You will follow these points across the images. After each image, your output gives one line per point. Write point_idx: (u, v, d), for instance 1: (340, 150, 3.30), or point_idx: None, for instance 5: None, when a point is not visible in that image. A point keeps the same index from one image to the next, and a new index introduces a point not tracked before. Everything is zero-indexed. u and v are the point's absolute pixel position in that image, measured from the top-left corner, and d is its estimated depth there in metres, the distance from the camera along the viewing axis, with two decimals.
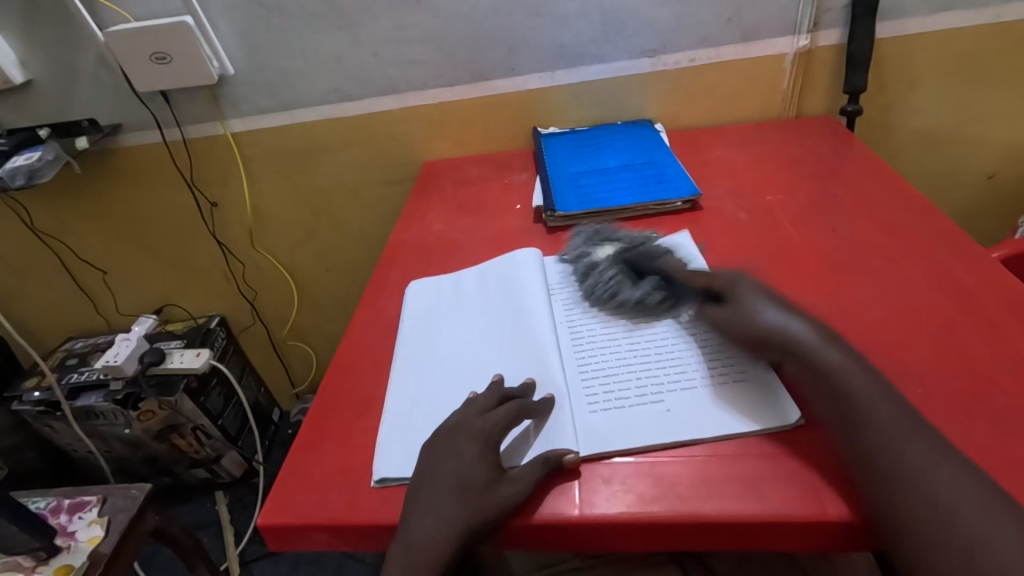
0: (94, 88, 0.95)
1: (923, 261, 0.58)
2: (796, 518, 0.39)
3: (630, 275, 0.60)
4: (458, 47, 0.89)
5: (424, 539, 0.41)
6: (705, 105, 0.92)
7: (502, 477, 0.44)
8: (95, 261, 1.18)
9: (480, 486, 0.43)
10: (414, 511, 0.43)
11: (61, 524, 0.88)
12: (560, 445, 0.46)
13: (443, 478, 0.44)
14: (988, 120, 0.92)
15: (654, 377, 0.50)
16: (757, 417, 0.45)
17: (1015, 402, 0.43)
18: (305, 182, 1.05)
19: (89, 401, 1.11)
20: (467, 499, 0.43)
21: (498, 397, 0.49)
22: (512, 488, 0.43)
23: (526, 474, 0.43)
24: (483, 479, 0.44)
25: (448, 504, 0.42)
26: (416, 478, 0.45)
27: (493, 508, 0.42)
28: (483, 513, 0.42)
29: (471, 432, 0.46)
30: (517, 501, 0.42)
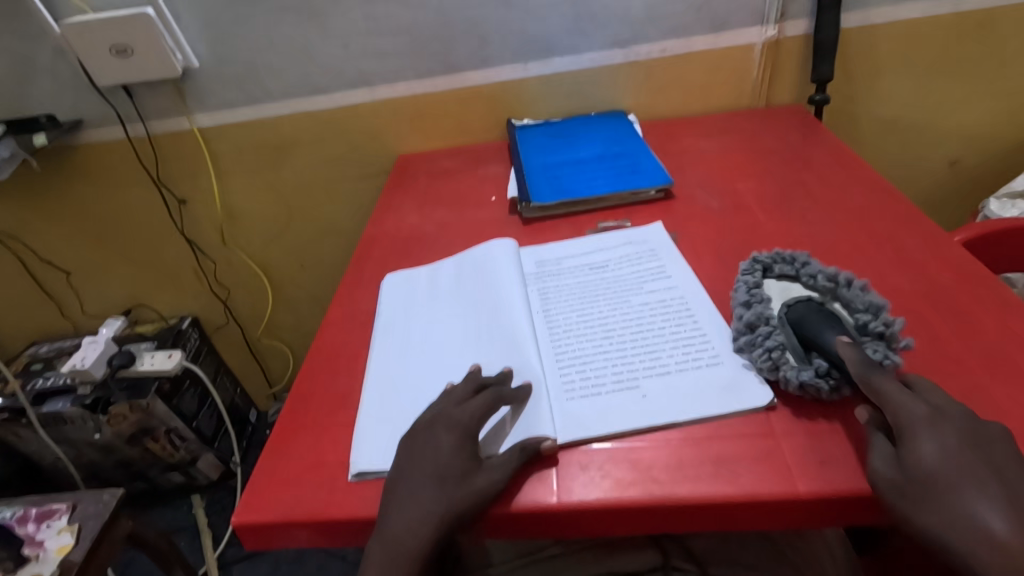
0: (51, 82, 0.91)
1: (889, 244, 0.59)
2: (768, 497, 0.40)
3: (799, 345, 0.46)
4: (429, 38, 0.88)
5: (402, 532, 0.41)
6: (677, 95, 0.93)
7: (481, 467, 0.44)
8: (58, 262, 1.14)
9: (458, 476, 0.43)
10: (393, 505, 0.43)
11: (28, 533, 0.86)
12: (538, 432, 0.46)
13: (422, 470, 0.44)
14: (949, 109, 0.95)
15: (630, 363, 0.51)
16: (728, 399, 0.46)
17: (977, 378, 0.45)
18: (277, 178, 1.04)
19: (56, 406, 1.08)
20: (445, 491, 0.42)
21: (475, 386, 0.49)
22: (490, 477, 0.43)
23: (503, 463, 0.43)
24: (462, 470, 0.43)
25: (427, 496, 0.42)
26: (394, 471, 0.45)
27: (471, 498, 0.42)
28: (462, 503, 0.42)
29: (449, 424, 0.46)
30: (494, 491, 0.42)
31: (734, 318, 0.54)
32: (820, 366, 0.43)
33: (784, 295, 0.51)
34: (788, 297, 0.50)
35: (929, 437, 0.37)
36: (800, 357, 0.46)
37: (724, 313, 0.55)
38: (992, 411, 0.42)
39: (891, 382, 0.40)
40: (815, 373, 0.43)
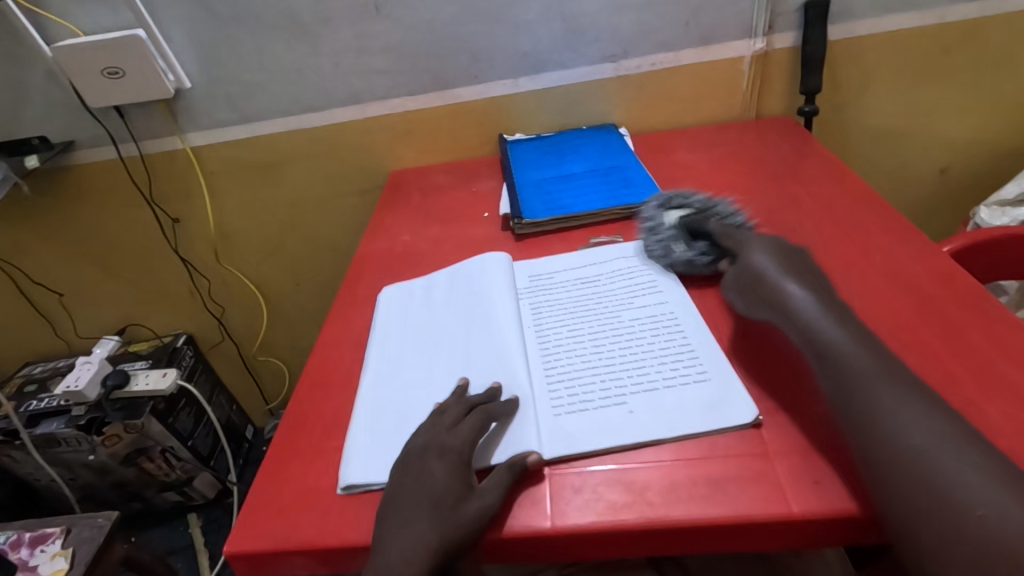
0: (43, 106, 0.92)
1: (879, 257, 0.60)
2: (731, 519, 0.40)
3: (683, 236, 0.63)
4: (420, 56, 0.89)
5: (396, 560, 0.41)
6: (667, 108, 0.93)
7: (471, 492, 0.43)
8: (51, 283, 1.14)
9: (449, 504, 0.43)
10: (387, 531, 0.42)
11: (22, 559, 0.85)
12: (524, 448, 0.46)
13: (412, 497, 0.43)
14: (938, 118, 0.96)
15: (614, 379, 0.51)
16: (703, 420, 0.46)
17: (968, 395, 0.44)
18: (269, 195, 1.04)
19: (49, 428, 1.07)
20: (437, 519, 0.42)
21: (464, 407, 0.48)
22: (480, 502, 0.42)
23: (492, 486, 0.43)
24: (454, 496, 0.43)
25: (420, 523, 0.42)
26: (389, 497, 0.44)
27: (463, 524, 0.41)
28: (455, 532, 0.41)
29: (438, 450, 0.46)
30: (487, 517, 0.42)
31: (725, 336, 0.54)
32: (701, 248, 0.60)
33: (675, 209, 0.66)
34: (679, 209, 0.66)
35: (757, 253, 0.53)
36: (685, 242, 0.62)
37: (714, 330, 0.55)
38: (984, 427, 0.42)
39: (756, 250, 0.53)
40: (694, 252, 0.60)
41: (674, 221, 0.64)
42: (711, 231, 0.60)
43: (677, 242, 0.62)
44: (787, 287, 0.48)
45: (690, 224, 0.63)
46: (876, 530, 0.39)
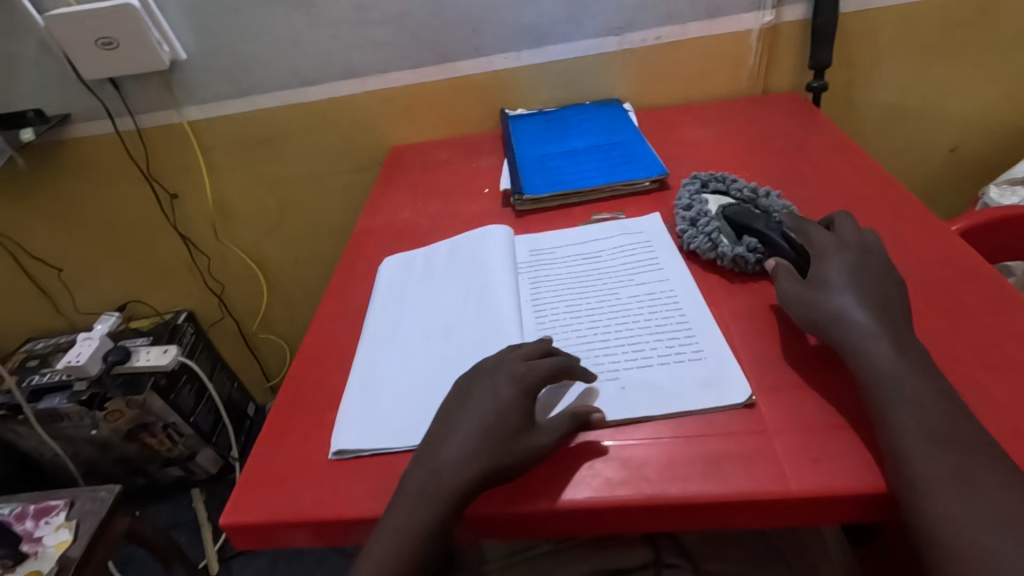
0: (37, 77, 0.90)
1: (886, 235, 0.58)
2: (728, 497, 0.39)
3: (731, 230, 0.59)
4: (420, 28, 0.87)
5: (441, 471, 0.41)
6: (672, 83, 0.91)
7: (532, 426, 0.44)
8: (51, 259, 1.13)
9: (510, 430, 0.43)
10: (438, 445, 0.43)
11: (27, 530, 0.86)
12: None
13: (474, 415, 0.44)
14: (950, 95, 0.94)
15: (607, 355, 0.50)
16: (697, 397, 0.45)
17: (972, 373, 0.44)
18: (267, 171, 1.02)
19: (52, 402, 1.08)
20: (493, 439, 0.42)
21: (544, 349, 0.48)
22: (540, 438, 0.43)
23: (554, 428, 0.43)
24: (514, 425, 0.43)
25: (473, 443, 0.42)
26: (451, 412, 0.45)
27: (518, 455, 0.42)
28: (508, 458, 0.42)
29: (513, 373, 0.46)
30: (538, 455, 0.42)
31: (724, 314, 0.53)
32: (749, 244, 0.56)
33: (719, 202, 0.64)
34: (724, 201, 0.63)
35: (831, 265, 0.48)
36: (732, 237, 0.58)
37: (714, 308, 0.54)
38: (986, 406, 0.42)
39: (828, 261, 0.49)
40: (745, 248, 0.56)
41: (719, 213, 0.61)
42: (762, 226, 0.56)
43: (725, 234, 0.58)
44: (851, 301, 0.45)
45: (737, 218, 0.59)
46: (871, 508, 0.39)
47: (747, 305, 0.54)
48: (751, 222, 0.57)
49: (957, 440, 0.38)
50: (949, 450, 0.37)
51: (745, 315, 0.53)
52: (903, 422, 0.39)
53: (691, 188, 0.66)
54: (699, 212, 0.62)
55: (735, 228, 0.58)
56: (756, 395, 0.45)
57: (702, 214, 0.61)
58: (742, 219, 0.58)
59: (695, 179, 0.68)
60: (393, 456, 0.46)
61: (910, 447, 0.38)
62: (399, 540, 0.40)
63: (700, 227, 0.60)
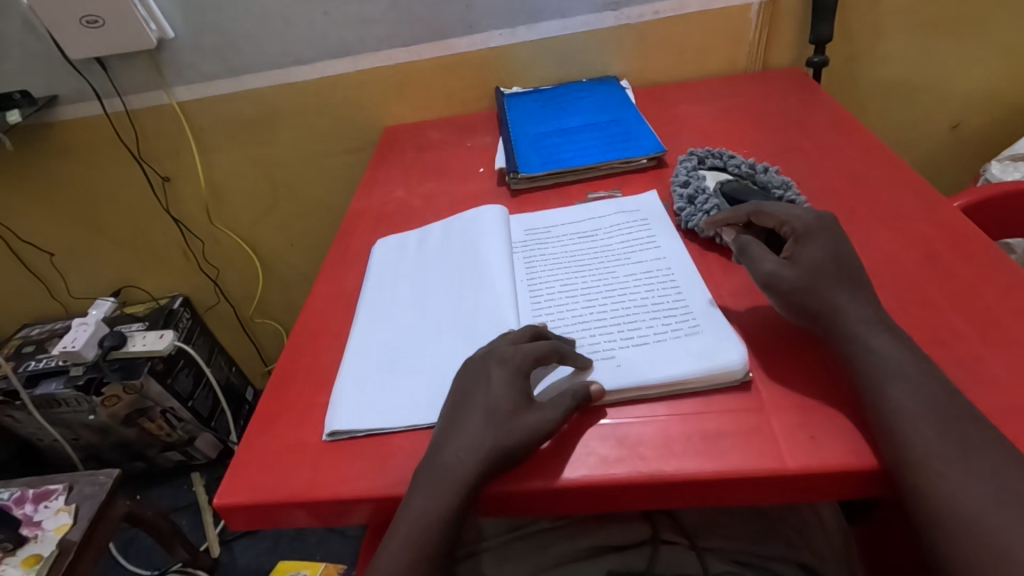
0: (22, 57, 0.88)
1: (886, 211, 0.58)
2: (724, 475, 0.39)
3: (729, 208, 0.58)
4: (413, 4, 0.85)
5: (448, 462, 0.41)
6: (670, 60, 0.90)
7: (530, 405, 0.43)
8: (43, 244, 1.12)
9: (508, 412, 0.43)
10: (444, 437, 0.43)
11: (27, 514, 0.86)
12: None
13: (471, 407, 0.44)
14: (953, 70, 0.92)
15: (603, 333, 0.50)
16: (694, 375, 0.45)
17: (971, 349, 0.44)
18: (260, 153, 1.01)
19: (49, 388, 1.07)
20: (492, 425, 0.42)
21: (532, 332, 0.48)
22: (541, 414, 0.42)
23: (553, 402, 0.43)
24: (512, 406, 0.43)
25: (477, 429, 0.42)
26: (452, 405, 0.45)
27: (520, 435, 0.42)
28: (512, 439, 0.41)
29: (502, 359, 0.46)
30: (545, 431, 0.42)
31: (722, 293, 0.52)
32: None
33: (717, 178, 0.63)
34: (722, 177, 0.63)
35: (813, 245, 0.47)
36: None
37: (711, 285, 0.53)
38: (986, 382, 0.41)
39: (806, 243, 0.47)
40: None
41: (717, 189, 0.60)
42: None
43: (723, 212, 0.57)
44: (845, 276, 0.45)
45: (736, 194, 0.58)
46: (871, 483, 0.39)
47: (744, 282, 0.53)
48: None
49: (956, 415, 0.37)
50: (947, 426, 0.37)
51: (743, 292, 0.52)
52: (902, 398, 0.38)
53: (688, 164, 0.65)
54: (698, 188, 0.61)
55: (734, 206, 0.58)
56: (754, 372, 0.45)
57: (700, 190, 0.60)
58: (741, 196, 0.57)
59: (693, 154, 0.67)
60: (388, 436, 0.46)
61: (908, 422, 0.37)
62: (416, 532, 0.40)
63: (697, 204, 0.59)
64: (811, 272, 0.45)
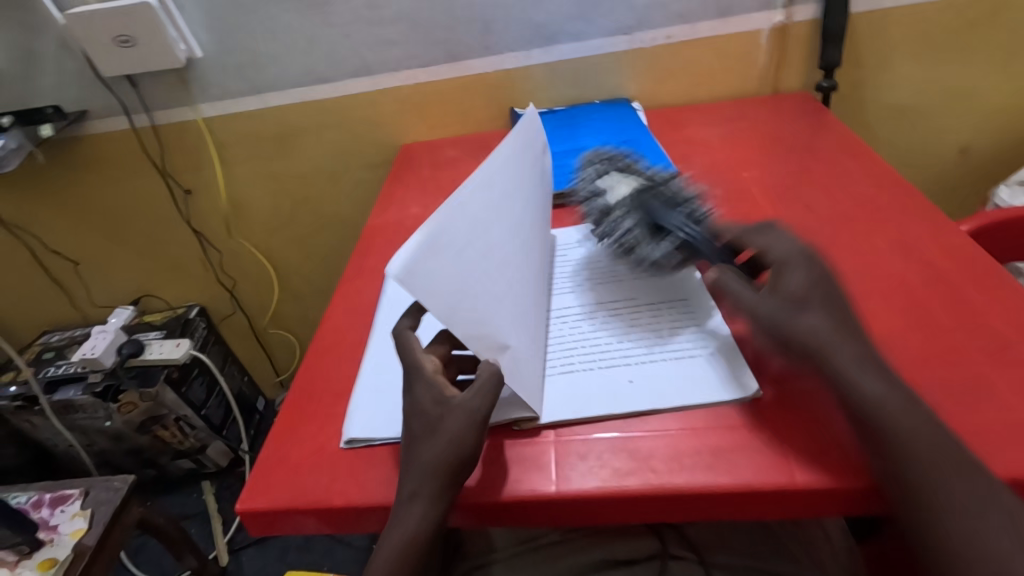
0: (56, 74, 0.92)
1: (894, 233, 0.59)
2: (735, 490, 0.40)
3: (649, 231, 0.57)
4: (432, 27, 0.88)
5: (409, 484, 0.42)
6: (681, 83, 0.92)
7: (448, 408, 0.43)
8: (67, 252, 1.15)
9: (432, 423, 0.43)
10: (411, 464, 0.42)
11: (43, 518, 0.88)
12: (519, 408, 0.47)
13: (409, 427, 0.44)
14: (960, 95, 0.93)
15: (608, 349, 0.51)
16: (702, 391, 0.46)
17: (979, 370, 0.44)
18: (280, 168, 1.04)
19: (68, 394, 1.10)
20: (427, 441, 0.43)
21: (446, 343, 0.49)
22: (456, 413, 0.43)
23: (474, 398, 0.43)
24: (436, 416, 0.43)
25: (421, 446, 0.43)
26: (407, 440, 0.44)
27: (450, 441, 0.42)
28: (445, 449, 0.42)
29: (414, 378, 0.46)
30: (468, 424, 0.42)
31: None
32: (668, 243, 0.55)
33: (615, 197, 0.63)
34: (621, 196, 0.62)
35: (795, 274, 0.47)
36: (650, 238, 0.57)
37: None
38: (994, 402, 0.42)
39: (795, 273, 0.47)
40: (663, 249, 0.55)
41: (625, 211, 0.60)
42: (675, 227, 0.55)
43: (643, 237, 0.57)
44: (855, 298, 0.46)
45: (649, 218, 0.58)
46: (882, 500, 0.39)
47: None
48: (663, 222, 0.56)
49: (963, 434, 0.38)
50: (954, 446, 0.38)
51: None
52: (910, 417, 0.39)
53: (588, 191, 0.65)
54: (616, 212, 0.61)
55: (650, 228, 0.57)
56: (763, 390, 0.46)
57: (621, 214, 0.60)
58: (655, 220, 0.57)
59: (626, 169, 0.66)
60: None
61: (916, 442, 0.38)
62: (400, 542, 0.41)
63: (620, 232, 0.58)
64: (791, 298, 0.45)
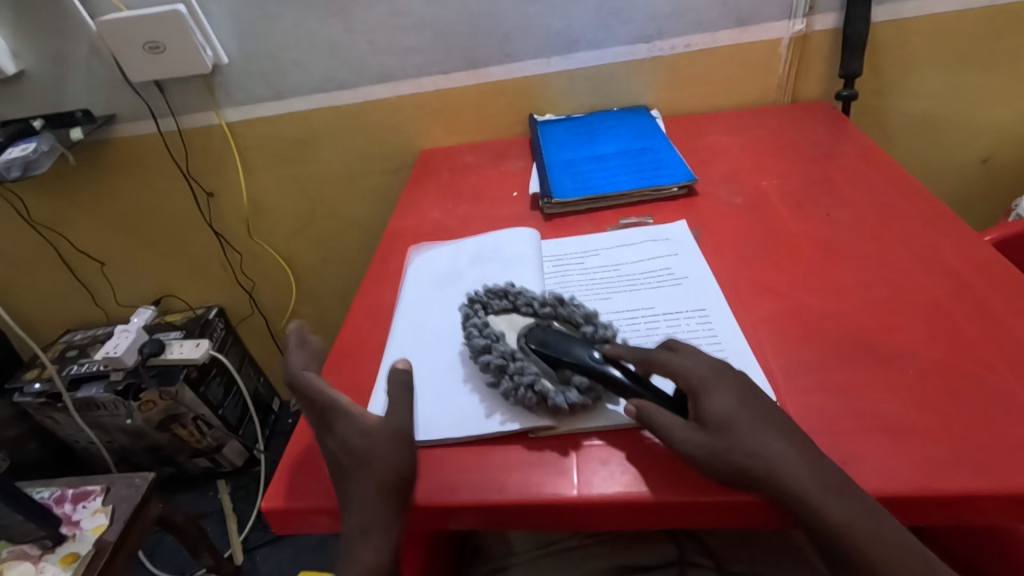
0: (86, 79, 0.94)
1: (916, 244, 0.59)
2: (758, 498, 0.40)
3: (550, 367, 0.49)
4: (454, 35, 0.89)
5: (357, 514, 0.42)
6: (700, 91, 0.92)
7: (370, 437, 0.45)
8: (92, 253, 1.18)
9: (359, 453, 0.45)
10: (348, 497, 0.43)
11: (65, 513, 0.89)
12: (536, 419, 0.47)
13: (340, 458, 0.45)
14: (983, 105, 0.93)
15: None
16: None
17: (1003, 382, 0.44)
18: (301, 171, 1.05)
19: (90, 392, 1.12)
20: (360, 471, 0.44)
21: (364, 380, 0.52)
22: (373, 439, 0.45)
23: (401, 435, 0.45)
24: (360, 442, 0.45)
25: (360, 481, 0.43)
26: (337, 482, 0.45)
27: (381, 467, 0.43)
28: (380, 475, 0.43)
29: (338, 415, 0.47)
30: (386, 443, 0.45)
31: (752, 321, 0.54)
32: (581, 384, 0.47)
33: (511, 326, 0.53)
34: (516, 323, 0.53)
35: (720, 398, 0.42)
36: (555, 378, 0.48)
37: (742, 313, 0.55)
38: (1019, 415, 0.42)
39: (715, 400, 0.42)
40: (577, 391, 0.46)
41: (521, 345, 0.50)
42: (587, 363, 0.46)
43: (550, 380, 0.48)
44: None
45: (549, 348, 0.49)
46: (904, 511, 0.39)
47: (773, 311, 0.55)
48: (572, 354, 0.47)
49: None
50: None
51: (774, 321, 0.53)
52: None
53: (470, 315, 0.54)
54: (494, 346, 0.51)
55: (553, 364, 0.48)
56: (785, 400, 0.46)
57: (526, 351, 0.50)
58: (556, 352, 0.48)
59: (472, 300, 0.56)
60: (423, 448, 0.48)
61: None
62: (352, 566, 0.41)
63: (512, 368, 0.48)
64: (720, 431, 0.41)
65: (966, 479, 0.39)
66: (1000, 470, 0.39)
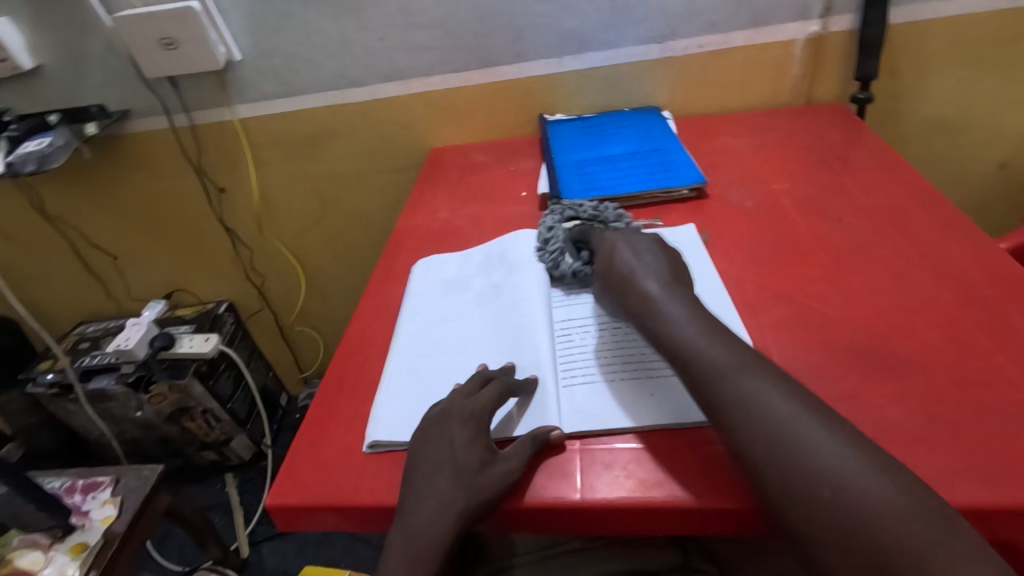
0: (101, 74, 0.95)
1: (930, 250, 0.58)
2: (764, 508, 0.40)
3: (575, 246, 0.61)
4: (464, 33, 0.89)
5: (425, 523, 0.43)
6: (711, 92, 0.91)
7: (496, 457, 0.45)
8: (105, 246, 1.19)
9: (474, 469, 0.44)
10: (420, 495, 0.44)
11: (75, 503, 0.90)
12: (546, 422, 0.47)
13: (437, 459, 0.45)
14: (1001, 109, 0.91)
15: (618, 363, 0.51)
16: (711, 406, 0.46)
17: (1016, 394, 0.43)
18: (311, 169, 1.06)
19: (101, 383, 1.13)
20: (462, 483, 0.44)
21: (482, 379, 0.49)
22: (506, 466, 0.44)
23: (514, 449, 0.45)
24: (478, 461, 0.45)
25: (446, 489, 0.43)
26: (411, 474, 0.45)
27: (487, 490, 0.43)
28: (480, 496, 0.43)
29: (462, 416, 0.47)
30: (509, 477, 0.44)
31: (762, 328, 0.53)
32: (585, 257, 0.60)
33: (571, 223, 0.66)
34: (574, 223, 0.65)
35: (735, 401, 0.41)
36: (573, 253, 0.61)
37: (752, 318, 0.54)
38: None
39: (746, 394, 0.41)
40: (580, 262, 0.60)
41: (568, 229, 0.64)
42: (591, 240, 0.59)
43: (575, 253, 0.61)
44: None
45: (581, 233, 0.62)
46: None
47: (782, 317, 0.54)
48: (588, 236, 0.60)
49: None
50: None
51: (783, 327, 0.53)
52: None
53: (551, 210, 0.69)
54: (551, 228, 0.65)
55: (577, 244, 0.61)
56: None
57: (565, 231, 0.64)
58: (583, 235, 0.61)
59: (557, 207, 0.69)
60: None
61: None
62: (411, 534, 0.43)
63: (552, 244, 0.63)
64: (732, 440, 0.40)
65: (977, 493, 0.38)
66: (1013, 485, 0.38)
